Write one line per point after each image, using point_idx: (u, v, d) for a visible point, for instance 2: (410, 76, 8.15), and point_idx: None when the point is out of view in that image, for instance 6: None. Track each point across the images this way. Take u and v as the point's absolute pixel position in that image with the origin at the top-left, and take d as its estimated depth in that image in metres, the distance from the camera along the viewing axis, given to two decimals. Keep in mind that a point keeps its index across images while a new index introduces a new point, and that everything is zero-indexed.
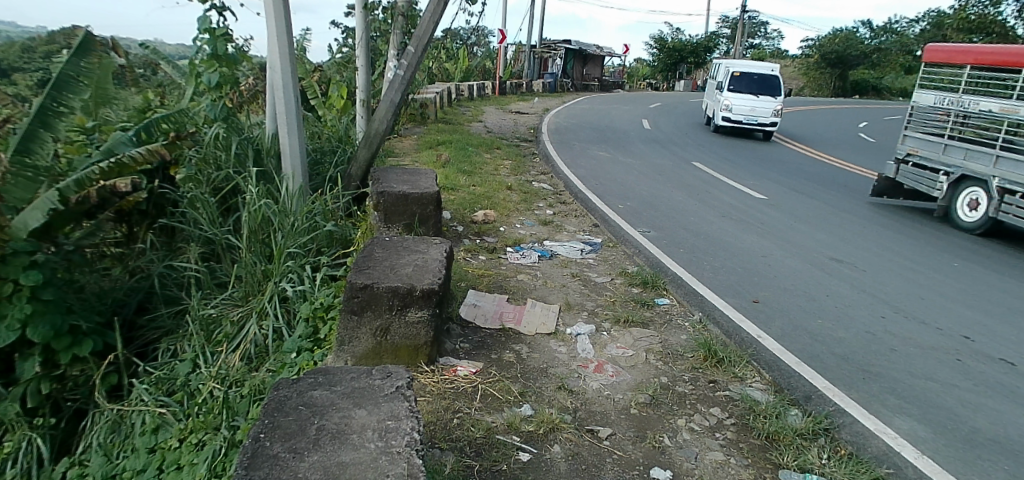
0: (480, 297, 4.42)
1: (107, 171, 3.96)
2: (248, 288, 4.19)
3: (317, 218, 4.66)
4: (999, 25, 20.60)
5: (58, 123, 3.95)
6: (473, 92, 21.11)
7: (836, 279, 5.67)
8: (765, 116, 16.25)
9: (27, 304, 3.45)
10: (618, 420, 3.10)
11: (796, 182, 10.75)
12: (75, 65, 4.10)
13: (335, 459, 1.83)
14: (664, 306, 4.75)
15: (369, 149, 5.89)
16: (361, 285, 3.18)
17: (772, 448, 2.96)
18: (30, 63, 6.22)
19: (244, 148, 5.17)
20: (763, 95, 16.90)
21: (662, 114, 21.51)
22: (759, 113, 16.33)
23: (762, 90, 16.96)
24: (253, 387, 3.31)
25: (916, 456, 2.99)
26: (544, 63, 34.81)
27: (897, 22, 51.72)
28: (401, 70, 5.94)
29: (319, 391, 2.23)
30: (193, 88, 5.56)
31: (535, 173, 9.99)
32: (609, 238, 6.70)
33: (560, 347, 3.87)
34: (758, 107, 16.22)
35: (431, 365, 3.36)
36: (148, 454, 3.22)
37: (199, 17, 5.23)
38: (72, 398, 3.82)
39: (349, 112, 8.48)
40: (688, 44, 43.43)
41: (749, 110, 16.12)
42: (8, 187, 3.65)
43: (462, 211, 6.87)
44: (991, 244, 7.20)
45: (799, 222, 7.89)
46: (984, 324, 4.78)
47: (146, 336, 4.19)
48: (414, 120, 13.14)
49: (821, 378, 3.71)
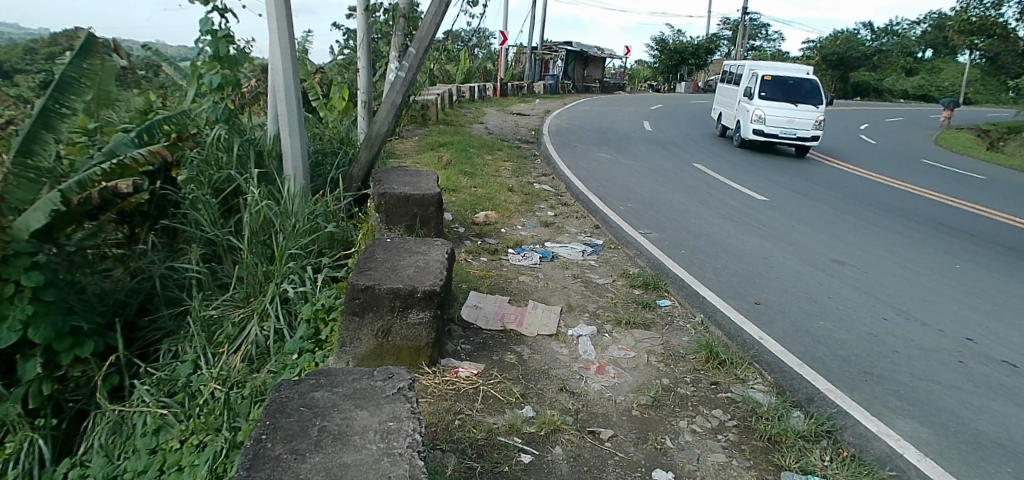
0: (482, 298, 4.42)
1: (109, 172, 3.97)
2: (249, 290, 4.18)
3: (318, 219, 4.66)
4: (1000, 27, 20.64)
5: (60, 124, 3.96)
6: (474, 93, 21.10)
7: (838, 281, 5.66)
8: (806, 128, 13.66)
9: (29, 305, 3.45)
10: (620, 422, 3.10)
11: (797, 184, 10.74)
12: (77, 67, 4.12)
13: (336, 460, 1.83)
14: (666, 307, 4.75)
15: (371, 150, 5.89)
16: (362, 286, 3.17)
17: (775, 449, 2.95)
18: (32, 65, 6.22)
19: (245, 149, 5.17)
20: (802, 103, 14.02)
21: (663, 116, 21.52)
22: (799, 125, 13.67)
23: (802, 96, 14.20)
24: (254, 388, 3.31)
25: (919, 458, 2.98)
26: (546, 64, 34.83)
27: (898, 24, 51.74)
28: (403, 72, 5.95)
29: (321, 392, 2.22)
30: (195, 90, 5.56)
31: (536, 174, 10.00)
32: (611, 240, 6.70)
33: (562, 349, 3.86)
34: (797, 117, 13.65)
35: (432, 367, 3.35)
36: (149, 455, 3.22)
37: (201, 19, 5.24)
38: (74, 399, 3.82)
39: (351, 113, 8.49)
40: (689, 46, 43.46)
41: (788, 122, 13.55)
42: (11, 188, 3.64)
43: (464, 212, 6.88)
44: (993, 246, 7.19)
45: (801, 224, 7.89)
46: (987, 326, 4.76)
47: (148, 337, 4.19)
48: (415, 121, 13.16)
49: (824, 380, 3.69)
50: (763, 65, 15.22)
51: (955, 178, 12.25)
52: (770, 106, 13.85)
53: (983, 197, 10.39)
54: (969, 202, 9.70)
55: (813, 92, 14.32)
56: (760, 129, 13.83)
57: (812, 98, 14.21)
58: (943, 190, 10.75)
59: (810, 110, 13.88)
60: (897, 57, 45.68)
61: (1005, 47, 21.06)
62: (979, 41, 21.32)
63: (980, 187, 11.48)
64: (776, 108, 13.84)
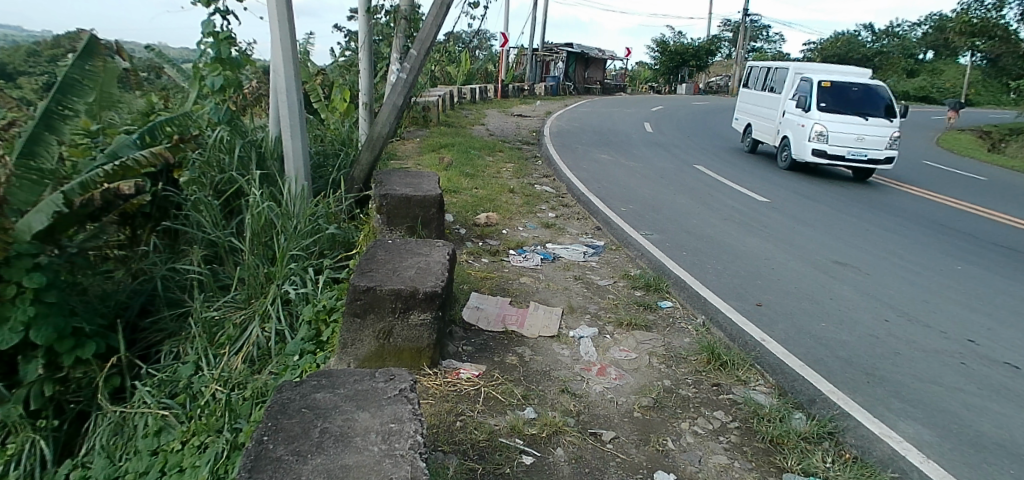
0: (484, 300, 4.42)
1: (111, 173, 3.99)
2: (250, 291, 4.19)
3: (319, 220, 4.67)
4: (1001, 29, 20.67)
5: (63, 126, 3.97)
6: (475, 95, 21.11)
7: (840, 282, 5.66)
8: (876, 147, 11.07)
9: (31, 306, 3.46)
10: (621, 423, 3.09)
11: (799, 185, 10.74)
12: (79, 69, 4.15)
13: (338, 462, 1.83)
14: (668, 309, 4.74)
15: (372, 152, 5.89)
16: (364, 288, 3.18)
17: (777, 451, 2.95)
18: (35, 67, 6.25)
19: (247, 150, 5.17)
20: (871, 116, 11.34)
21: (664, 118, 21.52)
22: (870, 143, 11.04)
23: (868, 107, 11.42)
24: (255, 390, 3.31)
25: (921, 460, 2.97)
26: (547, 66, 34.86)
27: (898, 26, 51.86)
28: (404, 74, 5.94)
29: (322, 393, 2.22)
30: (197, 92, 5.57)
31: (538, 175, 10.00)
32: (612, 241, 6.70)
33: (563, 350, 3.86)
34: (867, 134, 11.00)
35: (434, 368, 3.35)
36: (150, 456, 3.22)
37: (203, 21, 5.25)
38: (75, 400, 3.83)
39: (352, 115, 8.49)
40: (690, 47, 43.49)
41: (857, 140, 11.00)
42: (14, 189, 3.65)
43: (465, 214, 6.88)
44: (994, 247, 7.19)
45: (802, 226, 7.88)
46: (989, 327, 4.76)
47: (149, 338, 4.20)
48: (416, 123, 13.18)
49: (826, 382, 3.69)
50: (815, 69, 12.50)
51: (956, 180, 12.24)
52: (832, 120, 11.14)
53: (984, 198, 10.38)
54: (971, 203, 9.69)
55: (884, 100, 11.55)
56: (820, 149, 11.22)
57: (884, 109, 11.42)
58: (945, 191, 10.74)
59: (883, 124, 11.22)
60: (898, 59, 45.69)
61: (1006, 48, 21.06)
62: (980, 43, 21.33)
63: (981, 188, 11.47)
64: (841, 123, 11.14)
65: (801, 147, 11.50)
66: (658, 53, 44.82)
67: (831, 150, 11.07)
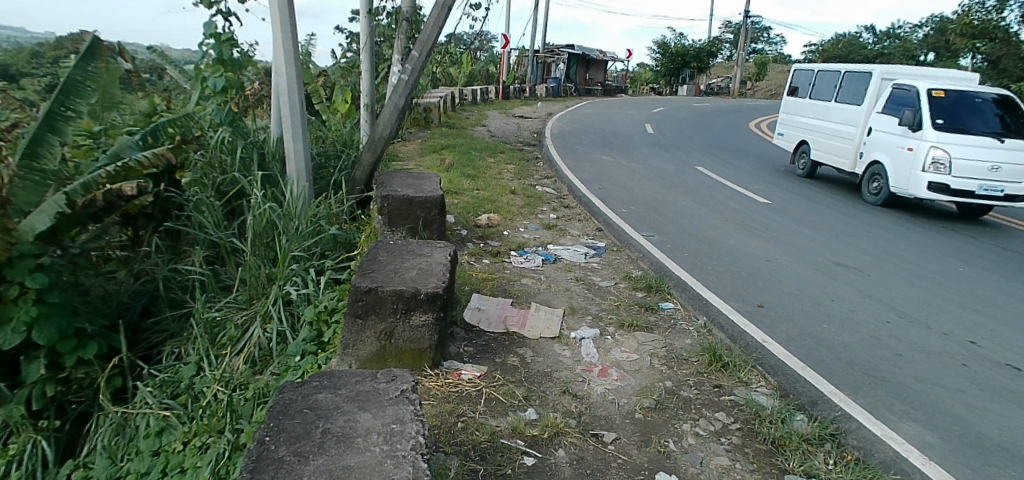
0: (485, 301, 4.42)
1: (114, 174, 4.01)
2: (253, 292, 4.20)
3: (321, 221, 4.67)
4: (1002, 31, 20.64)
5: (66, 127, 3.99)
6: (476, 96, 21.13)
7: (841, 284, 5.65)
8: (1014, 181, 8.25)
9: (33, 307, 3.46)
10: (623, 424, 3.09)
11: (800, 187, 10.73)
12: (82, 70, 4.16)
13: (339, 463, 1.82)
14: (669, 310, 4.74)
15: (373, 154, 5.90)
16: (365, 288, 3.18)
17: (779, 453, 2.95)
18: (37, 68, 6.28)
19: (249, 151, 5.18)
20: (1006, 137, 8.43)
21: (665, 119, 21.53)
22: (1005, 175, 8.22)
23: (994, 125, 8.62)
24: (257, 390, 3.31)
25: (923, 462, 2.97)
26: (548, 67, 34.87)
27: (900, 28, 51.90)
28: (406, 75, 5.94)
29: (324, 394, 2.22)
30: (199, 93, 5.57)
31: (539, 177, 10.00)
32: (613, 242, 6.69)
33: (564, 351, 3.86)
34: (1003, 163, 8.18)
35: (435, 369, 3.35)
36: (152, 457, 3.22)
37: (205, 23, 5.26)
38: (77, 400, 3.83)
39: (353, 116, 8.50)
40: (691, 49, 43.47)
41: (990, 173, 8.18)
42: (17, 190, 3.68)
43: (467, 215, 6.87)
44: (996, 249, 7.18)
45: (804, 227, 7.87)
46: (991, 329, 4.75)
47: (151, 339, 4.20)
48: (417, 124, 13.18)
49: (828, 384, 3.68)
50: (908, 73, 9.84)
51: None
52: (955, 142, 8.26)
53: None
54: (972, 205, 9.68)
55: (1014, 120, 8.79)
56: (939, 182, 8.27)
57: (1015, 131, 8.63)
58: None
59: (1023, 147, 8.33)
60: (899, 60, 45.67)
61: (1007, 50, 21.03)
62: (981, 45, 21.32)
63: None
64: (967, 147, 8.25)
65: (907, 176, 8.65)
66: (659, 55, 44.81)
67: (956, 185, 8.16)
